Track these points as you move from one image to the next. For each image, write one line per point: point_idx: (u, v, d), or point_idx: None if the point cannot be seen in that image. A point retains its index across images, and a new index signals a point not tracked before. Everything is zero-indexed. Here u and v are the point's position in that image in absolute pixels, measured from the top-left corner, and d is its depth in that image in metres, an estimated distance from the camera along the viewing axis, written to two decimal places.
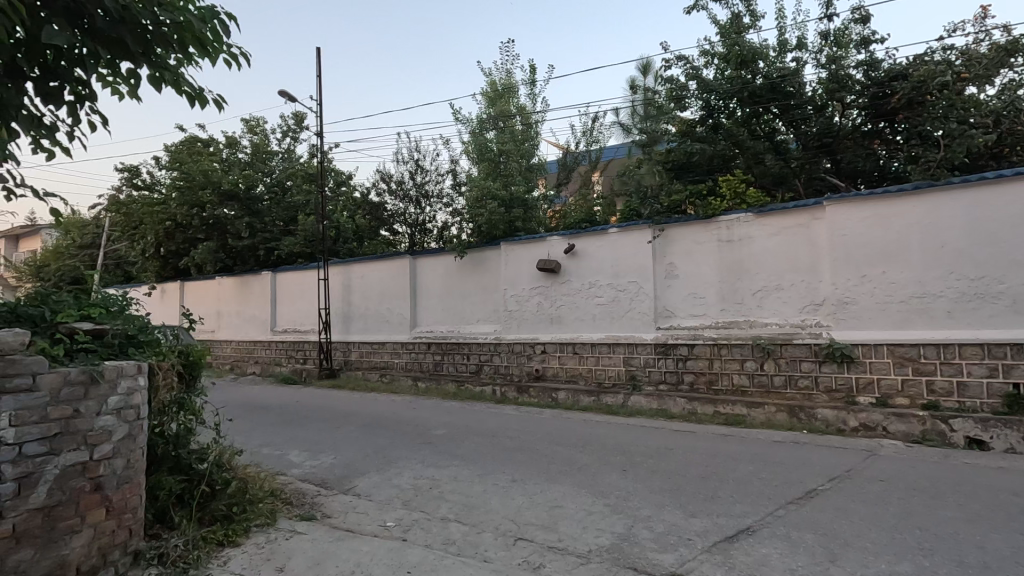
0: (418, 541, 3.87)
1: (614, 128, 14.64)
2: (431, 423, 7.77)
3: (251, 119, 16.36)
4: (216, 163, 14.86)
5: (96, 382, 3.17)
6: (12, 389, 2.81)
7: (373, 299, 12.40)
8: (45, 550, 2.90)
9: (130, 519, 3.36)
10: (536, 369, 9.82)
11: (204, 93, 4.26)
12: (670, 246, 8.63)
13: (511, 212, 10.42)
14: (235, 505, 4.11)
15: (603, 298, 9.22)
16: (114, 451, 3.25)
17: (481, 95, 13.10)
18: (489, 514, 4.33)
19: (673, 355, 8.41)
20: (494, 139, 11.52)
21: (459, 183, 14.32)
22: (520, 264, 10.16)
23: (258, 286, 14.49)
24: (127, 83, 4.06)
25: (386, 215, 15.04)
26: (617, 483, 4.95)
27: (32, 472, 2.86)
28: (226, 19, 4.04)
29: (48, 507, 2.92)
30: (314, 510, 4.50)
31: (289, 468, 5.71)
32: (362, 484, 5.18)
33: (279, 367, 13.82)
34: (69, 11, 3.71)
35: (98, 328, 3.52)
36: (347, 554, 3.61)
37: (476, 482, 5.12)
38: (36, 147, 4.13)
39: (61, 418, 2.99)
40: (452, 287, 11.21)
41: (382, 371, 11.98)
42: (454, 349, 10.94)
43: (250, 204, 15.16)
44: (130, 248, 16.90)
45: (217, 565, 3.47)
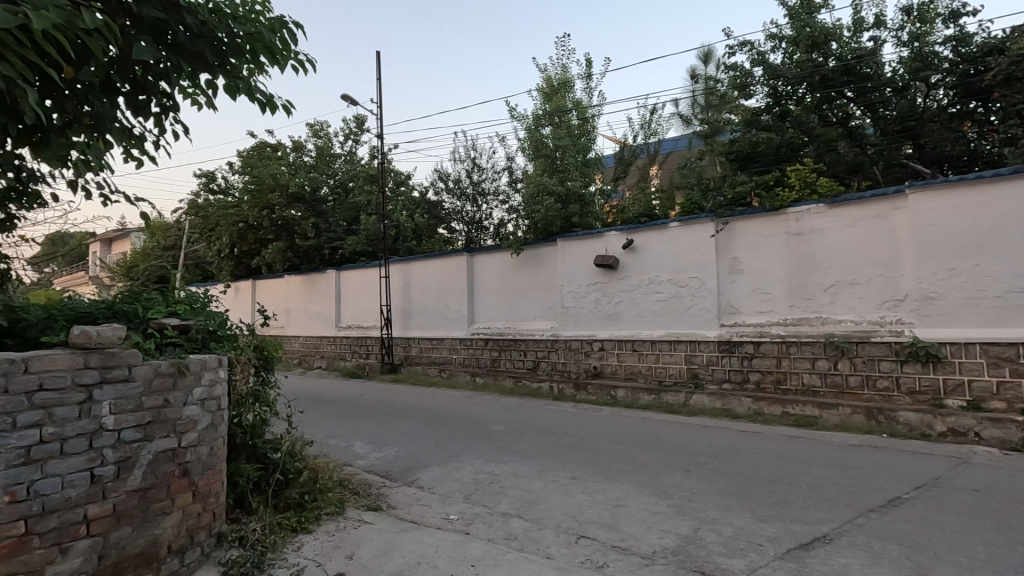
0: (481, 535, 3.92)
1: (673, 120, 14.23)
2: (489, 418, 7.85)
3: (315, 123, 17.03)
4: (283, 167, 15.60)
5: (183, 374, 3.40)
6: (112, 380, 3.04)
7: (431, 296, 12.67)
8: (141, 529, 3.12)
9: (213, 503, 3.57)
10: (594, 366, 9.71)
11: (273, 100, 4.46)
12: (733, 240, 8.31)
13: (567, 207, 10.35)
14: (306, 493, 4.30)
15: (663, 294, 9.00)
16: (199, 439, 3.47)
17: (537, 91, 13.00)
18: (549, 511, 4.32)
19: (738, 353, 8.11)
20: (550, 135, 11.43)
21: (516, 180, 14.32)
22: (577, 261, 10.09)
23: (323, 284, 15.13)
24: (205, 94, 4.31)
25: (443, 214, 15.40)
26: (681, 484, 4.82)
27: (130, 457, 3.10)
28: (294, 27, 4.24)
29: (143, 489, 3.15)
30: (380, 500, 4.64)
31: (355, 459, 5.92)
32: (424, 477, 5.29)
33: (343, 362, 14.35)
34: (154, 29, 3.98)
35: (184, 324, 3.77)
36: (412, 546, 3.69)
37: (535, 478, 5.13)
38: (127, 156, 4.45)
39: (153, 407, 3.22)
40: (509, 285, 11.27)
41: (440, 366, 12.19)
42: (511, 345, 11.00)
43: (316, 205, 15.87)
44: (207, 249, 17.98)
45: (292, 550, 3.65)
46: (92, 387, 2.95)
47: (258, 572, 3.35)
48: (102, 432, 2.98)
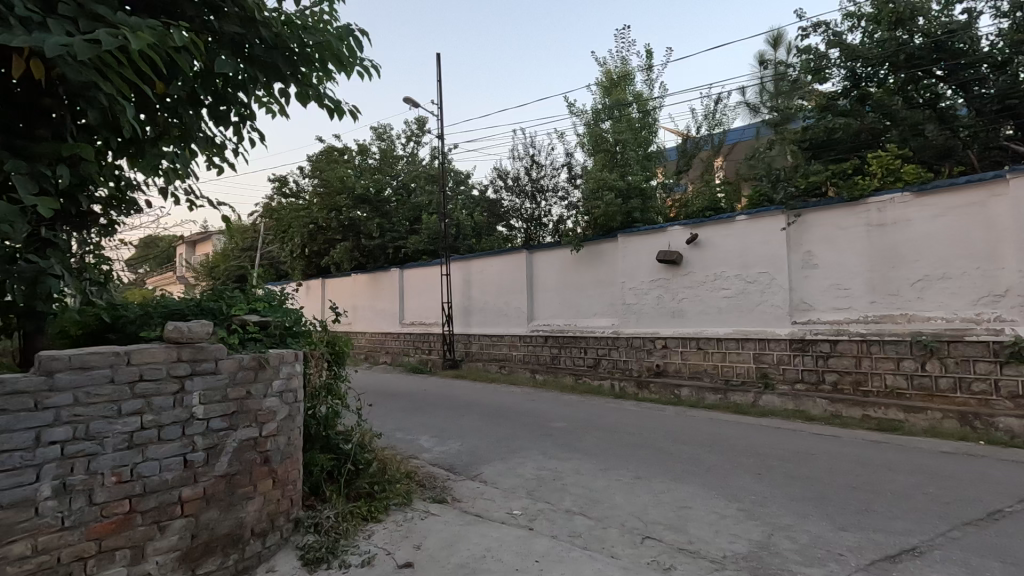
0: (545, 531, 3.93)
1: (740, 109, 13.62)
2: (550, 415, 7.85)
3: (379, 126, 17.59)
4: (349, 170, 16.21)
5: (263, 367, 3.60)
6: (201, 371, 3.27)
7: (491, 293, 12.80)
8: (228, 511, 3.34)
9: (291, 491, 3.76)
10: (656, 364, 9.49)
11: (341, 106, 4.65)
12: (807, 232, 7.90)
13: (628, 202, 10.16)
14: (375, 483, 4.45)
15: (730, 290, 8.67)
16: (278, 429, 3.67)
17: (596, 85, 12.72)
18: (613, 510, 4.27)
19: (812, 352, 7.69)
20: (610, 129, 11.16)
21: (575, 176, 14.17)
22: (639, 257, 9.91)
23: (388, 281, 15.64)
24: (278, 102, 4.55)
25: (503, 211, 15.50)
26: (751, 488, 4.64)
27: (217, 444, 3.32)
28: (360, 35, 4.41)
29: (228, 475, 3.37)
30: (445, 493, 4.75)
31: (420, 452, 6.09)
32: (487, 471, 5.36)
33: (407, 357, 14.76)
34: (233, 44, 4.23)
35: (263, 321, 4.00)
36: (477, 539, 3.76)
37: (597, 476, 5.08)
38: (210, 164, 4.77)
39: (237, 398, 3.44)
40: (568, 282, 11.21)
41: (500, 363, 12.28)
42: (571, 342, 10.93)
43: (380, 206, 16.39)
44: (281, 250, 18.97)
45: (364, 538, 3.80)
46: (185, 378, 3.19)
47: (332, 558, 3.51)
48: (193, 420, 3.21)
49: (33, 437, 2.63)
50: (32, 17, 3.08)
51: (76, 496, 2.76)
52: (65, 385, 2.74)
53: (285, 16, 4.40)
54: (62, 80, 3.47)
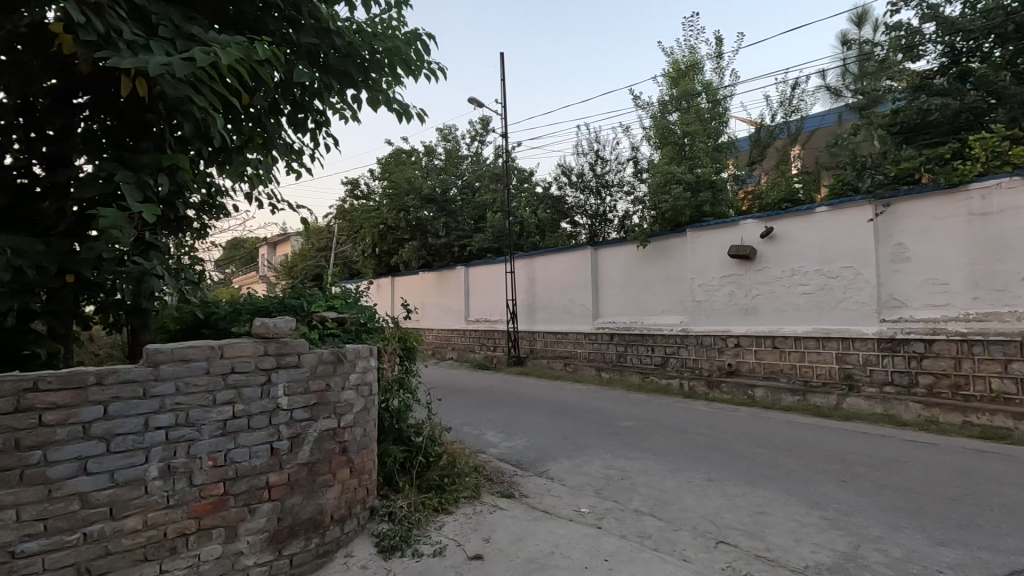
0: (613, 531, 3.88)
1: (819, 93, 12.83)
2: (617, 414, 7.74)
3: (444, 127, 17.97)
4: (417, 171, 16.69)
5: (341, 362, 3.78)
6: (286, 365, 3.48)
7: (555, 291, 12.78)
8: (310, 497, 3.53)
9: (367, 480, 3.93)
10: (728, 364, 9.13)
11: (409, 109, 4.80)
12: (898, 223, 7.35)
13: (698, 196, 9.91)
14: (446, 476, 4.56)
15: (809, 286, 8.21)
16: (354, 421, 3.83)
17: (663, 76, 12.13)
18: (685, 512, 4.16)
19: (903, 353, 7.14)
20: (677, 121, 10.84)
21: (641, 169, 13.86)
22: (709, 252, 9.56)
23: (454, 279, 15.99)
24: (351, 108, 4.76)
25: (567, 208, 15.41)
26: (834, 495, 4.38)
27: (300, 433, 3.52)
28: (427, 38, 4.57)
29: (311, 463, 3.56)
30: (512, 488, 4.80)
31: (487, 447, 6.18)
32: (554, 468, 5.37)
33: (472, 354, 15.02)
34: (309, 54, 4.46)
35: (340, 317, 4.20)
36: (545, 535, 3.77)
37: (667, 477, 4.97)
38: (289, 169, 5.07)
39: (317, 390, 3.62)
40: (635, 278, 11.00)
41: (565, 360, 12.24)
42: (637, 340, 10.71)
43: (445, 206, 16.73)
44: (353, 250, 19.80)
45: (435, 529, 3.91)
46: (271, 371, 3.40)
47: (406, 546, 3.64)
48: (279, 410, 3.42)
49: (143, 422, 2.90)
50: (137, 41, 3.37)
51: (178, 478, 3.00)
52: (168, 375, 2.99)
53: (356, 25, 4.61)
54: (162, 97, 3.78)
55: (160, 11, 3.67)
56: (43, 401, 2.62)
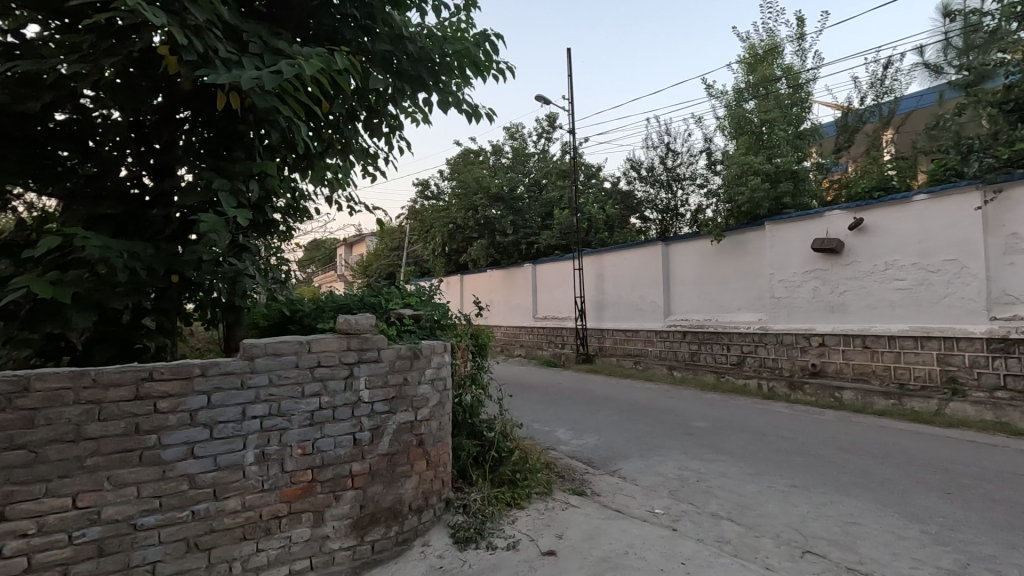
0: (690, 533, 3.77)
1: (916, 71, 11.75)
2: (691, 414, 7.50)
3: (511, 126, 18.10)
4: (485, 170, 16.93)
5: (418, 357, 3.90)
6: (367, 359, 3.65)
7: (624, 287, 12.57)
8: (389, 487, 3.68)
9: (443, 472, 4.04)
10: (812, 364, 8.62)
11: (478, 109, 4.90)
12: (1011, 211, 6.65)
13: (777, 186, 9.44)
14: (518, 471, 4.61)
15: (905, 281, 7.59)
16: (430, 414, 3.95)
17: (738, 63, 11.69)
18: (767, 518, 3.98)
19: (1018, 354, 6.46)
20: (754, 109, 10.34)
21: (715, 161, 13.31)
22: (790, 245, 9.06)
23: (522, 276, 16.08)
24: (423, 111, 4.91)
25: (636, 202, 15.06)
26: (937, 508, 4.03)
27: (380, 425, 3.67)
28: (495, 39, 4.65)
29: (390, 454, 3.71)
30: (584, 486, 4.78)
31: (558, 444, 6.18)
32: (626, 468, 5.29)
33: (540, 351, 15.05)
34: (384, 60, 4.64)
35: (415, 314, 4.35)
36: (619, 534, 3.72)
37: (746, 481, 4.77)
38: (365, 173, 5.30)
39: (396, 383, 3.77)
40: (709, 274, 10.61)
41: (636, 359, 12.00)
42: (712, 337, 10.33)
43: (513, 203, 16.73)
44: (424, 249, 20.35)
45: (508, 523, 3.96)
46: (353, 365, 3.58)
47: (480, 538, 3.72)
48: (361, 403, 3.59)
49: (240, 411, 3.13)
50: (230, 58, 3.64)
51: (272, 463, 3.22)
52: (263, 368, 3.22)
53: (427, 30, 4.77)
54: (253, 109, 4.06)
55: (251, 29, 3.94)
56: (157, 389, 2.89)
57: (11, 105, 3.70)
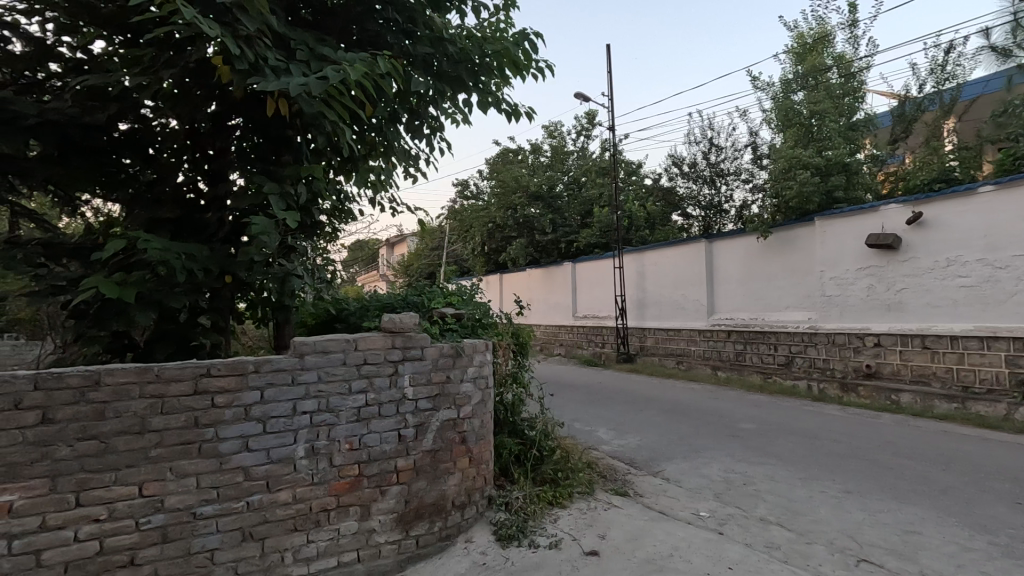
0: (737, 538, 3.68)
1: (981, 55, 11.07)
2: (737, 416, 7.30)
3: (550, 125, 18.05)
4: (523, 169, 16.96)
5: (460, 355, 3.94)
6: (411, 357, 3.72)
7: (666, 285, 12.35)
8: (433, 483, 3.74)
9: (485, 470, 4.07)
10: (867, 365, 8.26)
11: (518, 108, 4.91)
12: None
13: (828, 180, 9.08)
14: (559, 471, 4.60)
15: (969, 279, 7.19)
16: (472, 412, 3.98)
17: (786, 53, 11.31)
18: (819, 525, 3.84)
19: None
20: (803, 100, 9.98)
21: (761, 155, 12.91)
22: (842, 241, 8.71)
23: (561, 275, 16.02)
24: (462, 112, 4.96)
25: (678, 199, 14.78)
26: (1006, 519, 3.80)
27: (424, 422, 3.74)
28: (535, 38, 4.65)
29: (434, 451, 3.76)
30: (627, 487, 4.73)
31: (599, 444, 6.14)
32: (670, 469, 5.20)
33: (580, 350, 14.96)
34: (425, 63, 4.70)
35: (457, 313, 4.40)
36: (663, 536, 3.67)
37: (796, 485, 4.61)
38: (407, 175, 5.38)
39: (439, 381, 3.82)
40: (755, 272, 10.30)
41: (678, 358, 11.78)
42: (758, 337, 10.03)
43: (552, 202, 16.70)
44: (463, 248, 20.54)
45: (550, 521, 3.97)
46: (397, 363, 3.65)
47: (522, 536, 3.74)
48: (405, 400, 3.67)
49: (291, 407, 3.24)
50: (279, 65, 3.77)
51: (321, 458, 3.33)
52: (312, 365, 3.32)
53: (466, 31, 4.82)
54: (300, 114, 4.19)
55: (297, 37, 4.07)
56: (214, 385, 3.03)
57: (80, 117, 3.95)
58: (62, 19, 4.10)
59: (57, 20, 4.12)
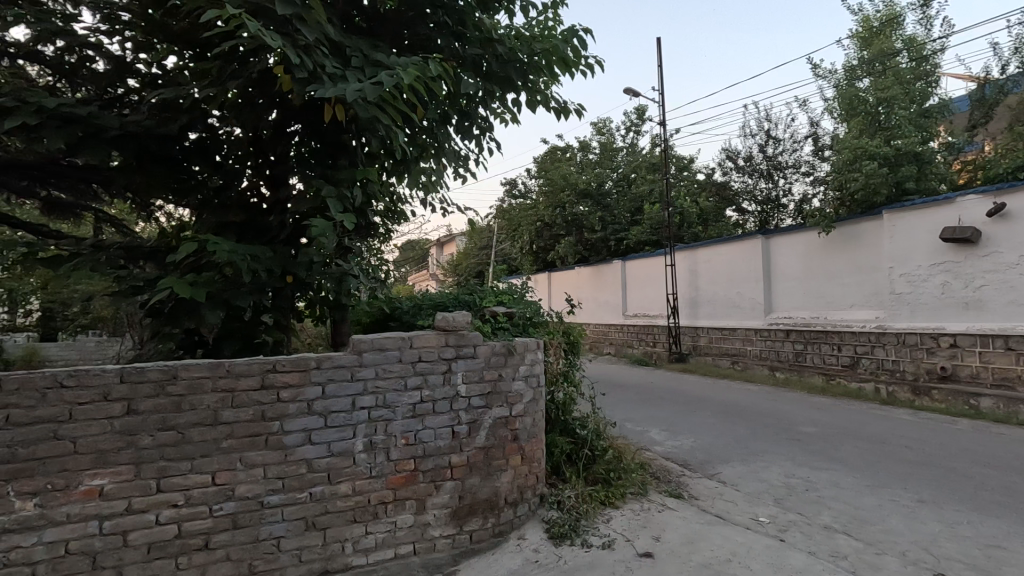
0: (799, 545, 3.54)
1: None
2: (798, 418, 7.01)
3: (599, 121, 17.87)
4: (572, 167, 16.88)
5: (511, 354, 3.97)
6: (463, 356, 3.77)
7: (721, 283, 11.99)
8: (486, 479, 3.78)
9: (537, 468, 4.08)
10: (941, 367, 7.75)
11: (567, 106, 4.90)
12: None
13: (899, 170, 8.59)
14: (612, 471, 4.55)
15: None
16: (524, 410, 4.00)
17: (850, 38, 10.75)
18: (889, 535, 3.64)
19: None
20: (869, 87, 9.47)
21: (823, 146, 12.32)
22: (912, 235, 8.21)
23: (611, 273, 15.84)
24: (511, 112, 4.99)
25: (732, 194, 14.30)
26: None
27: (476, 420, 3.78)
28: (584, 34, 4.63)
29: (487, 448, 3.81)
30: (681, 488, 4.64)
31: (652, 445, 6.03)
32: (727, 472, 5.05)
33: (630, 349, 14.75)
34: (474, 64, 4.75)
35: (509, 311, 4.44)
36: (720, 541, 3.58)
37: (863, 493, 4.39)
38: (457, 176, 5.46)
39: (491, 379, 3.86)
40: (816, 269, 9.85)
41: (733, 358, 11.42)
42: (820, 337, 9.58)
43: (601, 199, 16.56)
44: (512, 247, 20.64)
45: (603, 521, 3.93)
46: (451, 360, 3.71)
47: (575, 536, 3.73)
48: (459, 397, 3.73)
49: (351, 402, 3.36)
50: (336, 73, 3.89)
51: (379, 452, 3.43)
52: (370, 362, 3.43)
53: (515, 31, 4.84)
54: (355, 119, 4.32)
55: (352, 44, 4.20)
56: (279, 380, 3.18)
57: (155, 128, 4.23)
58: (139, 38, 4.40)
59: (134, 39, 4.43)
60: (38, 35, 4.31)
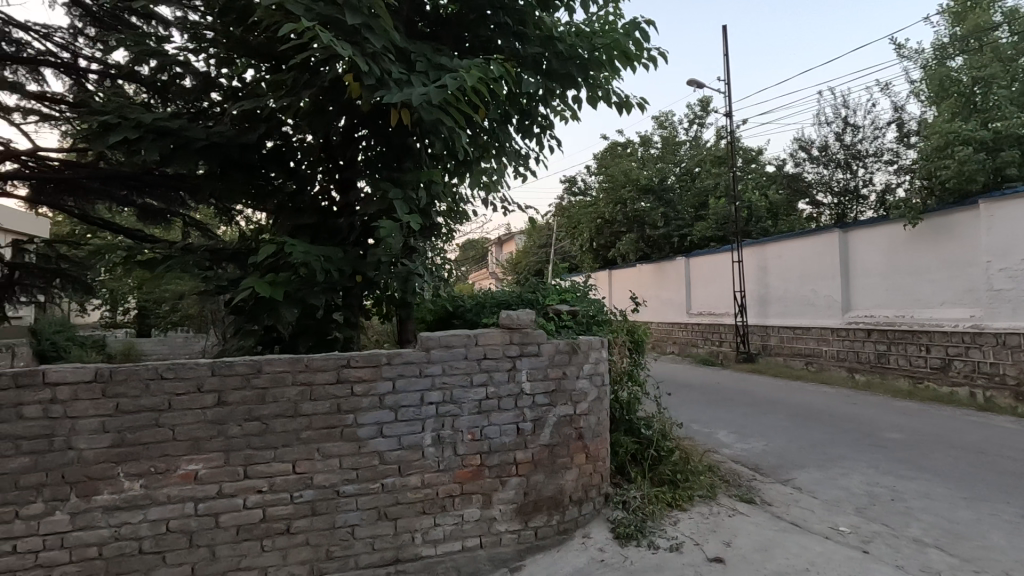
0: (886, 558, 3.32)
1: None
2: (881, 424, 6.57)
3: (661, 115, 17.43)
4: (633, 162, 16.56)
5: (575, 352, 3.96)
6: (527, 353, 3.80)
7: (793, 280, 11.41)
8: (551, 476, 3.80)
9: (602, 467, 4.05)
10: None
11: (628, 100, 4.83)
12: None
13: (999, 155, 7.99)
14: (679, 472, 4.44)
15: None
16: (588, 409, 3.98)
17: (941, 14, 9.91)
18: (990, 552, 3.35)
19: None
20: (963, 66, 8.80)
21: (908, 132, 11.45)
22: (1014, 226, 7.52)
23: (674, 270, 15.43)
24: (572, 108, 4.97)
25: (805, 186, 13.48)
26: None
27: (540, 417, 3.80)
28: (646, 25, 4.54)
29: (551, 445, 3.82)
30: (753, 493, 4.46)
31: (721, 447, 5.84)
32: (802, 478, 4.81)
33: (695, 348, 14.33)
34: (535, 63, 4.76)
35: (573, 309, 4.43)
36: (796, 549, 3.42)
37: (959, 506, 4.06)
38: (518, 174, 5.50)
39: (555, 377, 3.87)
40: (901, 263, 9.19)
41: (808, 359, 10.86)
42: (906, 337, 8.94)
43: (664, 195, 16.14)
44: (571, 245, 20.51)
45: (670, 523, 3.86)
46: (515, 358, 3.75)
47: (642, 536, 3.68)
48: (524, 394, 3.76)
49: (420, 398, 3.46)
50: (402, 78, 4.01)
51: (447, 447, 3.52)
52: (437, 358, 3.53)
53: (575, 27, 4.81)
54: (420, 123, 4.44)
55: (417, 50, 4.31)
56: (353, 375, 3.33)
57: (237, 138, 4.51)
58: (221, 54, 4.70)
59: (218, 55, 4.74)
60: (136, 56, 4.69)
